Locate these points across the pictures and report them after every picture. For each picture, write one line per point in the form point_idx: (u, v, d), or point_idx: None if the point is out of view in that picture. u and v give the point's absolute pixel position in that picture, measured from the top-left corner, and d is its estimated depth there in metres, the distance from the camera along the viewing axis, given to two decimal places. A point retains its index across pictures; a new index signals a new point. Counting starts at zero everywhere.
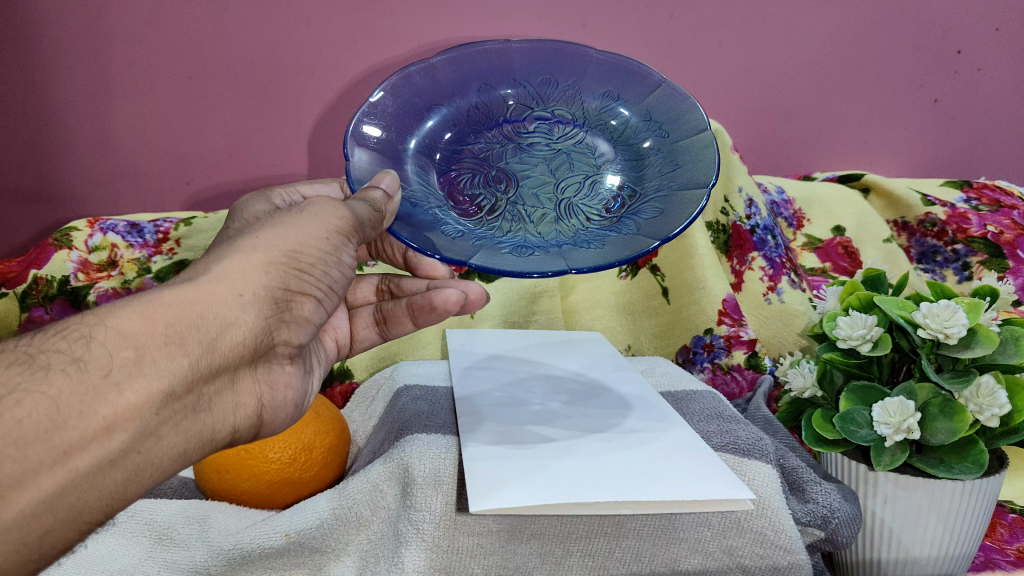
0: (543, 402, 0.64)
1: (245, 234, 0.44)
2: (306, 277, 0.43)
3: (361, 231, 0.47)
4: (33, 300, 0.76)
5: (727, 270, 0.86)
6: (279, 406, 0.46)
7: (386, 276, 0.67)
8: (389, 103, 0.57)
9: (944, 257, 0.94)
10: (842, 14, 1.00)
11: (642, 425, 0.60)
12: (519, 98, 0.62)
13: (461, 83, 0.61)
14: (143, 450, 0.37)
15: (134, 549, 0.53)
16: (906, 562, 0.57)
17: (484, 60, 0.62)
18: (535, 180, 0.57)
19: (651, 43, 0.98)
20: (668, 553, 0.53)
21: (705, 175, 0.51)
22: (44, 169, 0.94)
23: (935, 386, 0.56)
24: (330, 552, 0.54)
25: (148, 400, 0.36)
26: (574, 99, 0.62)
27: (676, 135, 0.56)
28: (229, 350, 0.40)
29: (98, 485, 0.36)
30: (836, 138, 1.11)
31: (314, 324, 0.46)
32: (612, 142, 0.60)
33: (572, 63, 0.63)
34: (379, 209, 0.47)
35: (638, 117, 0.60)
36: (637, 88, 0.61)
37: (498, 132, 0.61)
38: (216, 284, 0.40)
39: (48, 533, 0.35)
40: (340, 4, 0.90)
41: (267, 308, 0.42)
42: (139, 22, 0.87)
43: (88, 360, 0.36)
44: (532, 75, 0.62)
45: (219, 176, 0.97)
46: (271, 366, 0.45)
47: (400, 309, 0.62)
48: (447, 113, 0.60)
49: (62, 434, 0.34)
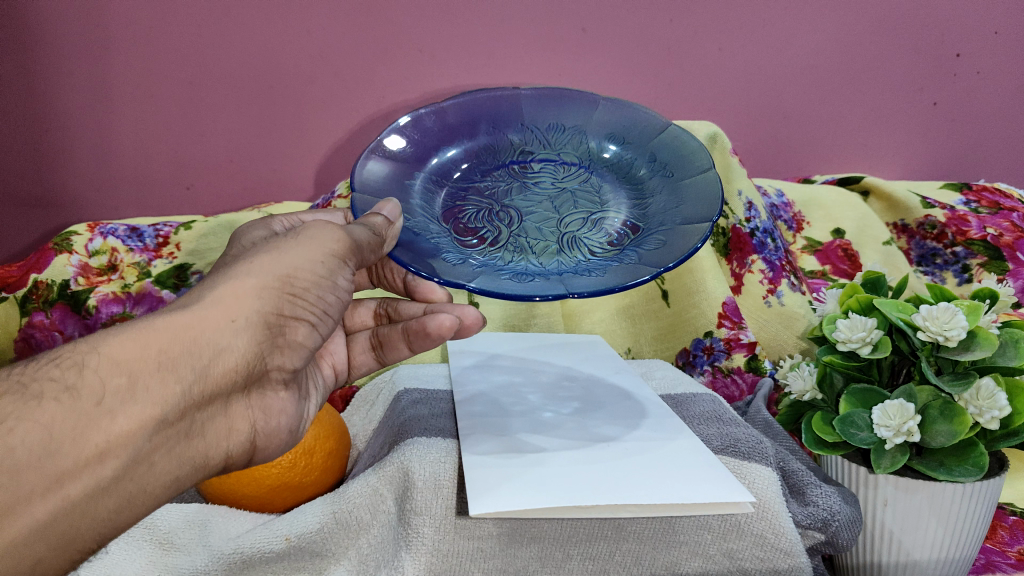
0: (555, 409, 0.64)
1: (240, 260, 0.44)
2: (299, 301, 0.43)
3: (358, 254, 0.47)
4: (34, 305, 0.76)
5: (727, 273, 0.87)
6: (272, 432, 0.47)
7: (384, 300, 0.66)
8: (400, 140, 0.59)
9: (944, 259, 0.94)
10: (841, 18, 1.01)
11: (644, 434, 0.59)
12: (526, 143, 0.64)
13: (471, 125, 0.63)
14: (135, 477, 0.37)
15: (135, 554, 0.53)
16: (907, 565, 0.57)
17: (493, 108, 0.64)
18: (539, 216, 0.57)
19: (651, 48, 0.98)
20: (668, 555, 0.53)
21: (708, 210, 0.51)
22: (44, 174, 0.94)
23: (936, 389, 0.56)
24: (330, 556, 0.53)
25: (141, 426, 0.37)
26: (580, 143, 0.64)
27: (682, 174, 0.57)
28: (221, 376, 0.40)
29: (90, 512, 0.36)
30: (836, 140, 1.11)
31: (308, 349, 0.46)
32: (617, 184, 0.61)
33: (579, 110, 0.65)
34: (378, 233, 0.47)
35: (643, 159, 0.61)
36: (642, 132, 0.63)
37: (504, 172, 0.62)
38: (210, 310, 0.40)
39: (41, 560, 0.35)
40: (340, 10, 0.90)
41: (259, 333, 0.42)
42: (139, 28, 0.87)
43: (81, 388, 0.36)
44: (541, 121, 0.65)
45: (219, 180, 0.98)
46: (265, 392, 0.46)
47: (396, 334, 0.62)
48: (456, 152, 0.62)
49: (55, 461, 0.34)
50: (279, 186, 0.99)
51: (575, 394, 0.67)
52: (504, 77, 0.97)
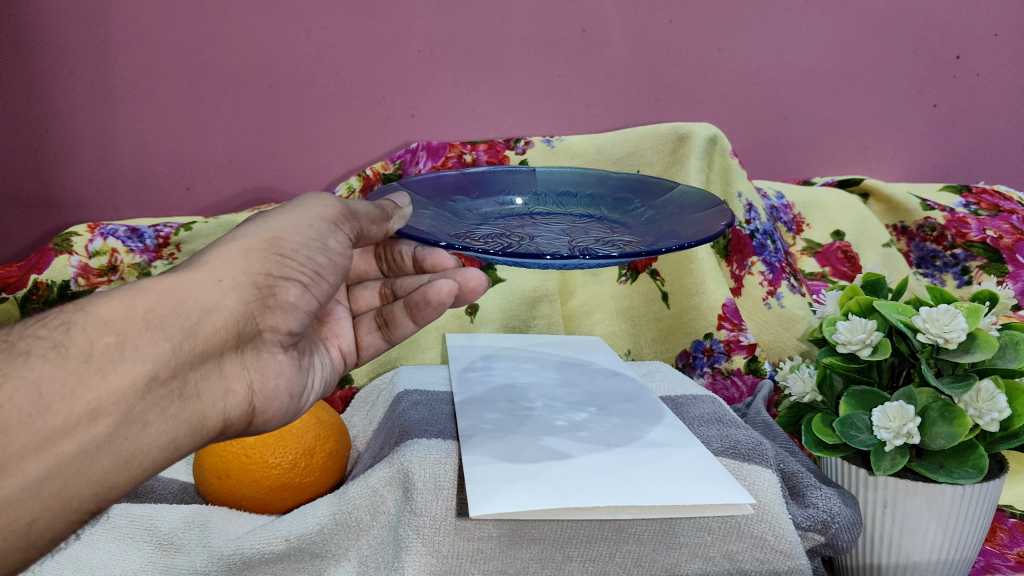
0: (568, 416, 0.62)
1: (231, 229, 0.47)
2: (287, 261, 0.45)
3: (353, 221, 0.50)
4: (34, 305, 0.77)
5: (727, 274, 0.87)
6: (271, 394, 0.47)
7: (388, 280, 0.65)
8: (420, 188, 0.63)
9: (944, 261, 0.95)
10: (839, 21, 1.01)
11: (667, 438, 0.58)
12: (540, 204, 0.67)
13: (486, 188, 0.67)
14: (130, 436, 0.38)
15: (134, 554, 0.53)
16: (907, 566, 0.56)
17: (509, 173, 0.68)
18: (549, 237, 0.57)
19: (650, 49, 0.99)
20: (668, 557, 0.53)
21: (724, 216, 0.52)
22: (42, 175, 0.94)
23: (936, 391, 0.56)
24: (330, 557, 0.54)
25: (132, 384, 0.38)
26: (591, 204, 0.66)
27: (690, 209, 0.58)
28: (211, 336, 0.42)
29: (85, 472, 0.37)
30: (838, 144, 1.10)
31: (303, 310, 0.47)
32: (626, 223, 0.61)
33: (590, 179, 0.68)
34: (386, 212, 0.51)
35: (653, 210, 0.62)
36: (650, 191, 0.65)
37: (517, 218, 0.64)
38: (199, 273, 0.42)
39: (36, 520, 0.36)
40: (341, 10, 0.90)
41: (248, 293, 0.43)
42: (142, 28, 0.88)
43: (69, 346, 0.38)
44: (554, 187, 0.68)
45: (218, 181, 0.97)
46: (260, 353, 0.46)
47: (399, 309, 0.60)
48: (471, 203, 0.64)
49: (45, 418, 0.36)
50: (279, 187, 0.98)
51: (590, 399, 0.66)
52: (504, 79, 0.97)
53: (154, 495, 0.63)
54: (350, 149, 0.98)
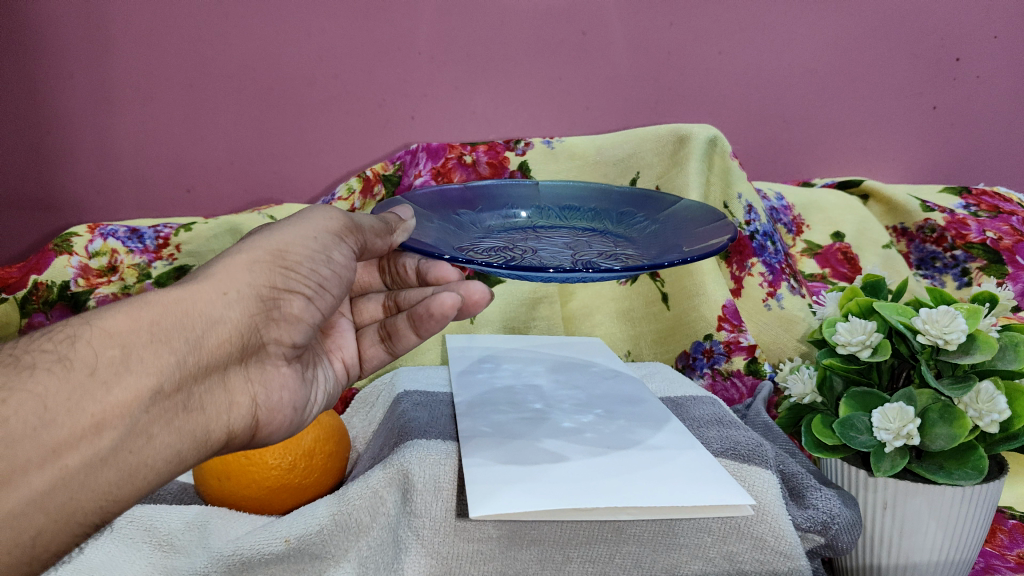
0: (572, 419, 0.62)
1: (237, 241, 0.46)
2: (292, 274, 0.46)
3: (357, 234, 0.50)
4: (33, 306, 0.77)
5: (727, 276, 0.87)
6: (275, 407, 0.47)
7: (392, 292, 0.65)
8: (424, 201, 0.62)
9: (944, 263, 0.95)
10: (839, 23, 1.02)
11: (668, 442, 0.58)
12: (543, 218, 0.67)
13: (490, 202, 0.67)
14: (134, 449, 0.38)
15: (134, 555, 0.54)
16: (907, 566, 0.56)
17: (512, 190, 0.69)
18: (552, 250, 0.57)
19: (650, 51, 0.99)
20: (668, 558, 0.53)
21: (728, 229, 0.52)
22: (43, 176, 0.94)
23: (936, 392, 0.56)
24: (330, 558, 0.54)
25: (137, 397, 0.38)
26: (594, 218, 0.67)
27: (693, 222, 0.58)
28: (216, 348, 0.42)
29: (90, 484, 0.37)
30: (838, 145, 1.11)
31: (307, 322, 0.48)
32: (629, 237, 0.62)
33: (594, 193, 0.69)
34: (389, 224, 0.52)
35: (655, 223, 0.62)
36: (653, 205, 0.65)
37: (520, 231, 0.64)
38: (204, 285, 0.42)
39: (41, 533, 0.36)
40: (342, 11, 0.90)
41: (252, 306, 0.43)
42: (143, 30, 0.88)
43: (74, 359, 0.37)
44: (558, 201, 0.68)
45: (218, 182, 0.97)
46: (264, 366, 0.46)
47: (402, 321, 0.60)
48: (474, 217, 0.64)
49: (51, 432, 0.35)
50: (280, 188, 0.98)
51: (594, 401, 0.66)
52: (504, 80, 0.97)
53: (154, 497, 0.63)
54: (350, 150, 0.98)
